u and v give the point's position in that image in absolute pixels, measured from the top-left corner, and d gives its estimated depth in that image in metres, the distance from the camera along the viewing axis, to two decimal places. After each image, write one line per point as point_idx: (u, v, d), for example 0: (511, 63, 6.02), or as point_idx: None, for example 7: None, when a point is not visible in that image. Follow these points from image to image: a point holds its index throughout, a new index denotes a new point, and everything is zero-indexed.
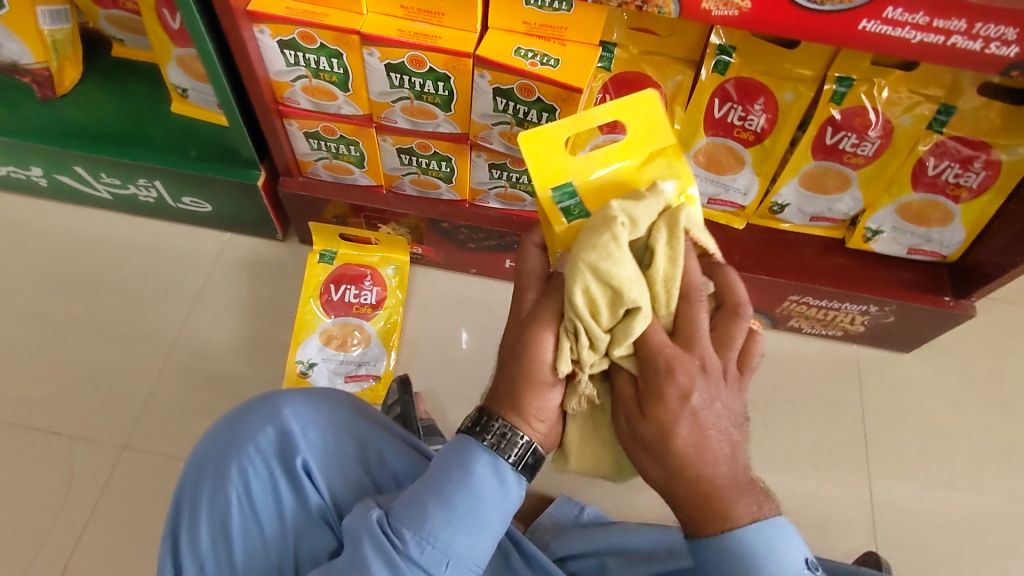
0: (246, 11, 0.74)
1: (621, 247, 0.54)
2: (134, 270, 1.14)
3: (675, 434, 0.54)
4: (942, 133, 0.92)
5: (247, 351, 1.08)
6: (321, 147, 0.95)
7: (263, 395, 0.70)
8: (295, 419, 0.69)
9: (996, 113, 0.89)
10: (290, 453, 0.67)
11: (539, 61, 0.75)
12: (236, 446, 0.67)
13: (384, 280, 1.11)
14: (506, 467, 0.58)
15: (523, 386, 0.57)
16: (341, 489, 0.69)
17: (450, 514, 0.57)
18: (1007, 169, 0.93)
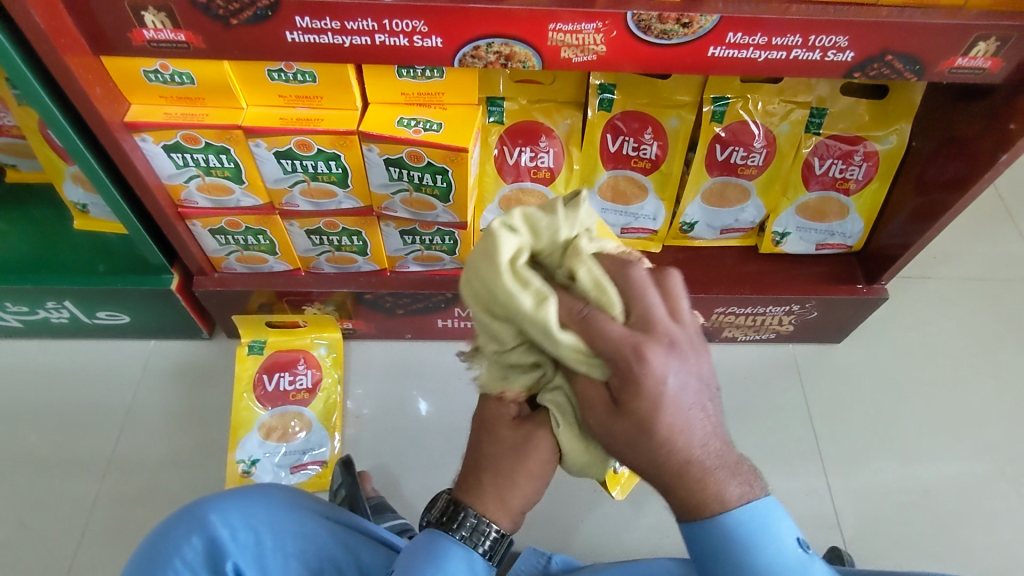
0: (124, 123, 0.75)
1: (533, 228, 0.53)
2: (56, 396, 1.09)
3: (654, 428, 0.49)
4: (820, 134, 0.99)
5: (184, 460, 1.04)
6: (229, 241, 0.95)
7: (187, 503, 0.67)
8: (221, 523, 0.65)
9: (864, 109, 0.97)
10: (219, 559, 0.64)
11: (423, 128, 0.78)
12: (159, 562, 0.63)
13: (318, 361, 1.10)
14: (477, 557, 0.57)
15: (503, 484, 0.57)
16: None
17: None
18: (884, 158, 0.99)
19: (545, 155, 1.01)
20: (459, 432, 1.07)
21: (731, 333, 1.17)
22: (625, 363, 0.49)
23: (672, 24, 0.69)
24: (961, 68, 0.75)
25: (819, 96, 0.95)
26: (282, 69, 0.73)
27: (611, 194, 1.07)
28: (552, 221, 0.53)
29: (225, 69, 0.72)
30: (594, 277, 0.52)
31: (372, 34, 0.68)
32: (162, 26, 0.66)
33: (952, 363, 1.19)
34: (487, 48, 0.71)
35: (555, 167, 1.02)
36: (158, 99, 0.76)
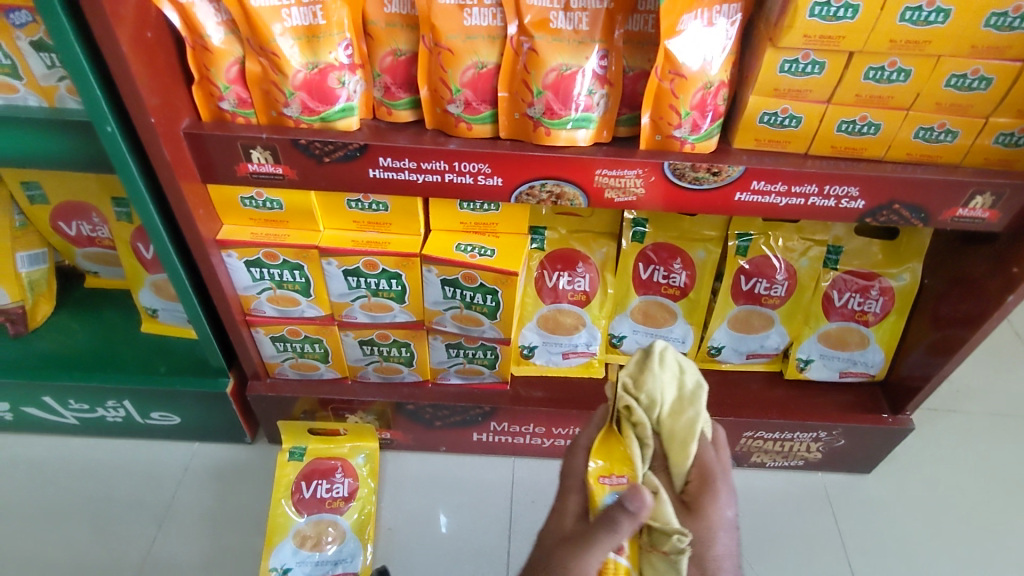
0: (216, 240, 0.85)
1: (661, 365, 0.62)
2: (99, 495, 1.12)
3: (716, 536, 0.58)
4: (838, 269, 1.07)
5: (216, 568, 1.04)
6: (286, 348, 1.02)
7: None
8: None
9: (877, 248, 1.05)
10: None
11: (478, 253, 0.87)
12: None
13: (355, 471, 1.13)
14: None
15: None
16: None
17: None
18: (900, 294, 1.06)
19: (582, 280, 1.09)
20: (490, 550, 1.07)
21: (759, 458, 1.19)
22: (712, 477, 0.58)
23: (703, 172, 0.80)
24: (963, 217, 0.83)
25: (835, 236, 1.05)
26: (360, 199, 0.84)
27: (643, 318, 1.14)
28: (666, 370, 0.62)
29: (311, 198, 0.83)
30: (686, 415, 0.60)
31: (443, 173, 0.79)
32: (265, 161, 0.77)
33: (986, 500, 1.18)
34: (540, 187, 0.81)
35: (590, 291, 1.10)
36: (247, 221, 0.86)
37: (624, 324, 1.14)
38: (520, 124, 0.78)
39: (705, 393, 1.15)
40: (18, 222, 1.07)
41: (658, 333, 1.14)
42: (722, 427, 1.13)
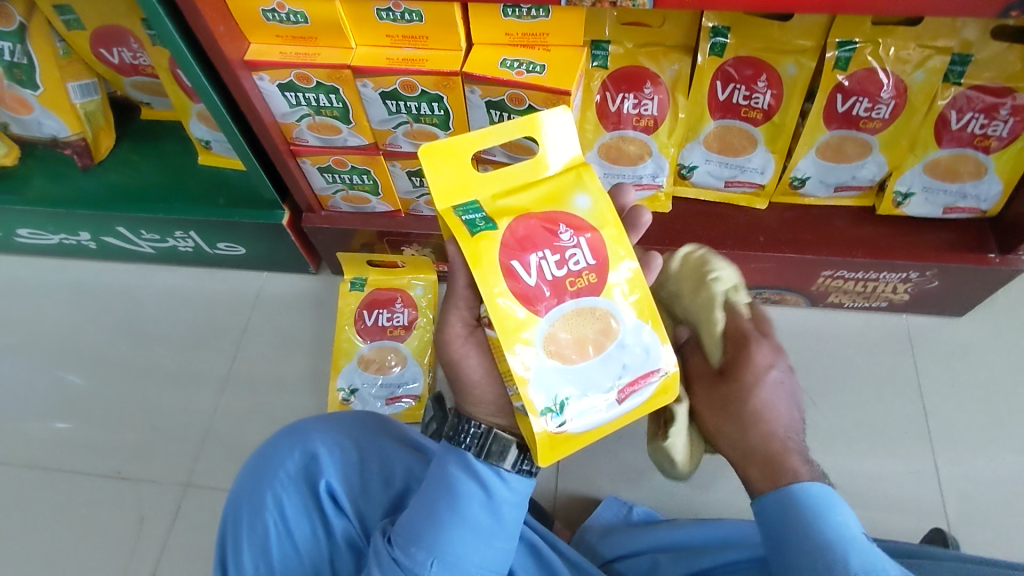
0: (244, 62, 0.79)
1: (682, 263, 0.73)
2: (182, 317, 1.20)
3: (755, 393, 0.65)
4: (961, 84, 0.89)
5: (292, 385, 1.12)
6: (336, 180, 0.99)
7: (292, 426, 0.73)
8: (323, 443, 0.70)
9: (1018, 57, 0.85)
10: (317, 476, 0.68)
11: (526, 70, 0.77)
12: (269, 473, 0.68)
13: (415, 301, 1.13)
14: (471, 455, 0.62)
15: (456, 385, 0.64)
16: (375, 512, 0.70)
17: (434, 519, 0.61)
18: None
19: (649, 103, 0.97)
20: None
21: (837, 298, 1.11)
22: (743, 339, 0.67)
23: None
24: None
25: (968, 42, 0.85)
26: (391, 8, 0.74)
27: (717, 145, 1.02)
28: (678, 270, 0.73)
29: (337, 9, 0.74)
30: (710, 300, 0.68)
31: None
32: None
33: None
34: None
35: (659, 115, 0.98)
36: (273, 38, 0.79)
37: (695, 153, 1.03)
38: None
39: (783, 230, 1.05)
40: (61, 50, 1.04)
41: (733, 164, 1.03)
42: (797, 266, 1.04)
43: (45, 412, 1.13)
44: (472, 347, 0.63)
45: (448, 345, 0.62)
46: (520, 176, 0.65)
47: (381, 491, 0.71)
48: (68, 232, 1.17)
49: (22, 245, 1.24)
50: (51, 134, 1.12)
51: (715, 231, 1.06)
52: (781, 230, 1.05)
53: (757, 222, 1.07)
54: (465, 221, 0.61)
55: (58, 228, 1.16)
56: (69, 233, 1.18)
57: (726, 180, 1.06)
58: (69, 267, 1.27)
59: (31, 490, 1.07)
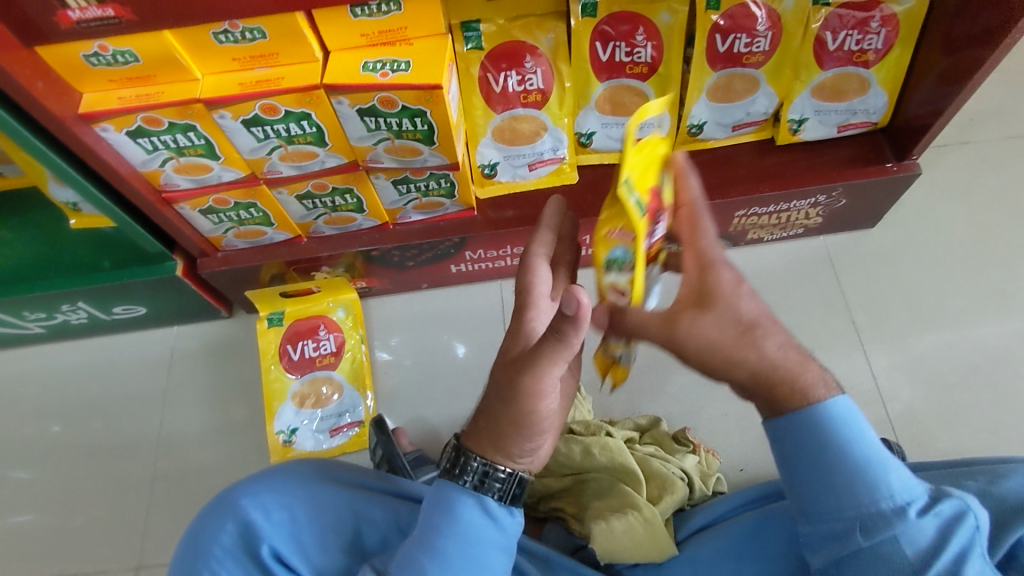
0: (80, 115, 0.71)
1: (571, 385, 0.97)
2: (91, 393, 1.10)
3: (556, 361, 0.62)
4: (830, 5, 0.89)
5: (226, 439, 1.05)
6: (223, 219, 0.92)
7: (220, 493, 0.68)
8: (254, 507, 0.65)
9: None
10: (256, 544, 0.64)
11: (390, 70, 0.72)
12: (202, 553, 0.64)
13: (338, 324, 1.07)
14: (490, 501, 0.59)
15: (513, 433, 0.57)
16: (328, 565, 0.66)
17: (446, 565, 0.58)
18: (904, 21, 0.90)
19: (533, 77, 0.94)
20: None
21: (756, 234, 1.12)
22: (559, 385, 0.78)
23: None
24: None
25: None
26: (228, 30, 0.68)
27: (611, 108, 1.00)
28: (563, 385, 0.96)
29: (168, 40, 0.68)
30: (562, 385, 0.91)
31: None
32: (87, 4, 0.61)
33: (992, 231, 1.14)
34: None
35: (546, 87, 0.95)
36: (108, 84, 0.72)
37: (590, 119, 1.01)
38: None
39: None
40: None
41: None
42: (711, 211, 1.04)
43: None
44: (554, 389, 0.56)
45: (540, 394, 0.55)
46: (654, 137, 0.57)
47: (331, 541, 0.67)
48: None
49: None
50: None
51: None
52: None
53: None
54: (641, 208, 0.52)
55: None
56: None
57: None
58: None
59: None
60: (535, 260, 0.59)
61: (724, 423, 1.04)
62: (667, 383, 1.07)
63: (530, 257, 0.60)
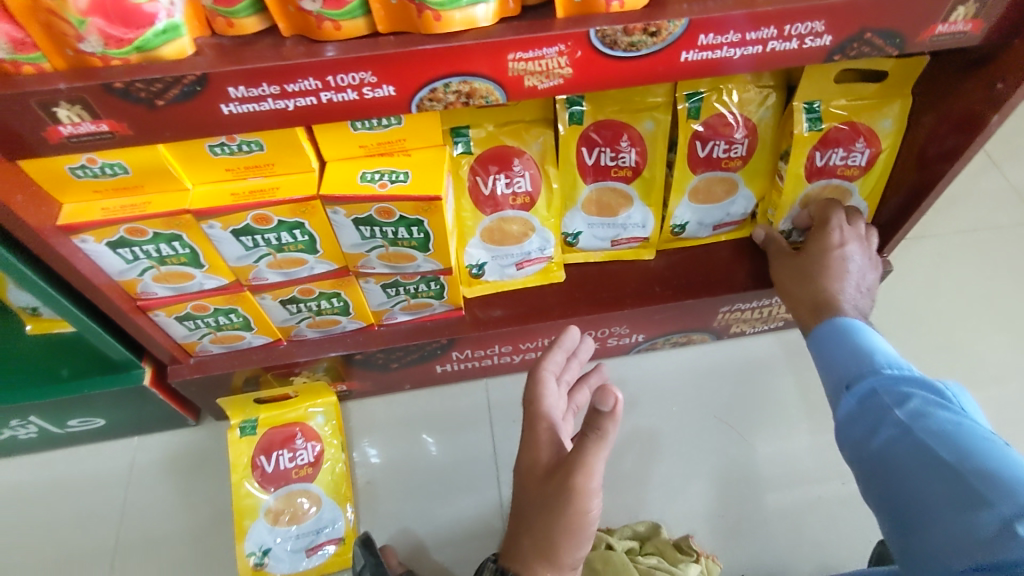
0: (57, 227, 0.68)
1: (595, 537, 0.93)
2: (37, 515, 0.99)
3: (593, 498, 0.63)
4: (823, 129, 0.92)
5: (193, 560, 0.95)
6: (200, 325, 0.88)
7: None
8: None
9: (865, 92, 0.91)
10: None
11: (389, 180, 0.72)
12: None
13: (317, 431, 1.01)
14: None
15: (562, 540, 0.62)
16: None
17: None
18: (886, 142, 0.94)
19: (522, 179, 0.95)
20: (480, 483, 1.01)
21: (738, 327, 1.13)
22: None
23: (638, 35, 0.64)
24: (943, 35, 0.70)
25: (817, 90, 0.90)
26: (224, 142, 0.67)
27: (597, 208, 1.01)
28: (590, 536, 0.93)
29: (160, 153, 0.66)
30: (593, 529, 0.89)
31: (317, 93, 0.62)
32: (79, 120, 0.59)
33: (962, 321, 1.17)
34: (444, 89, 0.65)
35: (533, 190, 0.96)
36: (92, 194, 0.69)
37: (576, 219, 1.01)
38: (399, 11, 0.60)
39: (676, 274, 1.05)
40: None
41: (614, 223, 1.02)
42: (697, 308, 1.04)
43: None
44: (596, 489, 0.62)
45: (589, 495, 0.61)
46: None
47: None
48: None
49: None
50: None
51: (612, 292, 1.03)
52: (674, 275, 1.05)
53: (649, 272, 1.05)
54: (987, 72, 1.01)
55: None
56: None
57: (612, 240, 1.04)
58: None
59: None
60: (543, 371, 0.70)
61: (720, 526, 1.00)
62: (660, 485, 1.03)
63: (538, 371, 0.71)
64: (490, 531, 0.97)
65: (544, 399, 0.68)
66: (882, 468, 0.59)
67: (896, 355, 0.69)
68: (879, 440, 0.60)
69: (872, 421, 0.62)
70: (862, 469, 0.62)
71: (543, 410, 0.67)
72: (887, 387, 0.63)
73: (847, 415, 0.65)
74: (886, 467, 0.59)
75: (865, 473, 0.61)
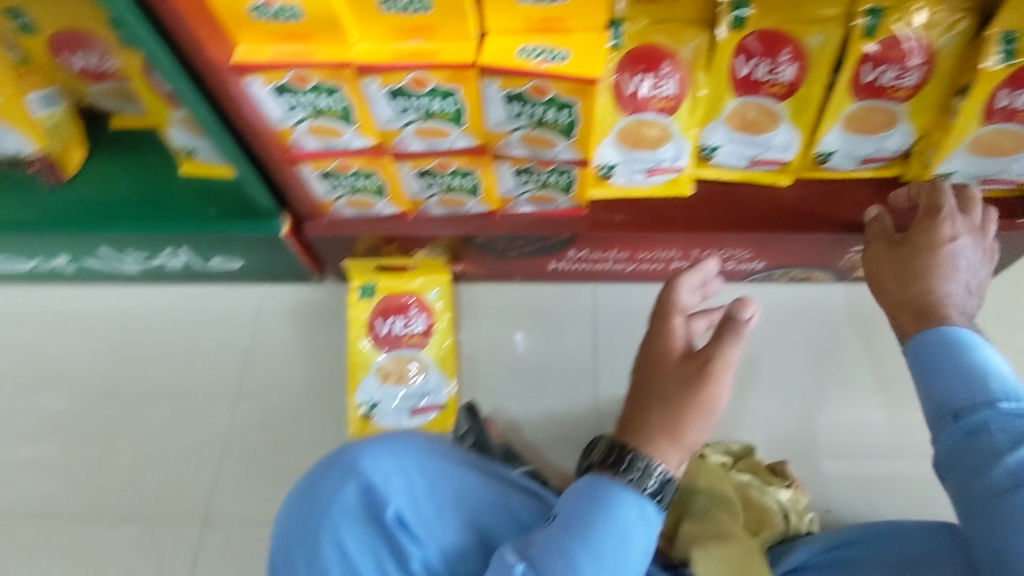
0: (233, 65, 0.72)
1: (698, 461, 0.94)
2: (178, 338, 1.11)
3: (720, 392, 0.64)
4: (1016, 65, 0.80)
5: (309, 400, 1.05)
6: (339, 185, 0.92)
7: (336, 452, 0.68)
8: (375, 470, 0.66)
9: None
10: (379, 506, 0.65)
11: (547, 58, 0.70)
12: (320, 509, 0.64)
13: (430, 305, 1.06)
14: (649, 504, 0.62)
15: (692, 421, 0.62)
16: (448, 541, 0.66)
17: (601, 559, 0.61)
18: None
19: (667, 83, 0.90)
20: (576, 378, 1.05)
21: (865, 271, 1.08)
22: None
23: None
24: None
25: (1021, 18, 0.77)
26: None
27: (740, 124, 0.96)
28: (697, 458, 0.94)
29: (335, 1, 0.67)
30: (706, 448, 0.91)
31: None
32: None
33: None
34: None
35: (677, 95, 0.91)
36: (264, 37, 0.72)
37: (717, 133, 0.97)
38: None
39: (810, 205, 1.01)
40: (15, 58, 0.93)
41: (756, 142, 0.97)
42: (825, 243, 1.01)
43: (33, 445, 1.06)
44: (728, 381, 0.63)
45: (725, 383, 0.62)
46: None
47: (449, 518, 0.67)
48: (46, 256, 1.07)
49: None
50: (13, 152, 1.00)
51: (739, 214, 1.01)
52: (808, 205, 1.01)
53: (780, 200, 1.02)
54: None
55: (34, 252, 1.06)
56: (47, 257, 1.07)
57: (749, 160, 1.00)
58: (47, 292, 1.16)
59: (49, 535, 1.00)
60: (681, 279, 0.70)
61: (807, 461, 1.00)
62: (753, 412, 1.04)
63: (676, 277, 0.71)
64: (580, 424, 1.02)
65: (682, 301, 0.69)
66: (988, 511, 0.59)
67: (1010, 377, 0.64)
68: (986, 481, 0.60)
69: (979, 461, 0.60)
70: (964, 508, 0.61)
71: (675, 308, 0.68)
72: (1002, 424, 0.61)
73: (948, 446, 0.63)
74: (994, 512, 0.59)
75: (964, 510, 0.61)
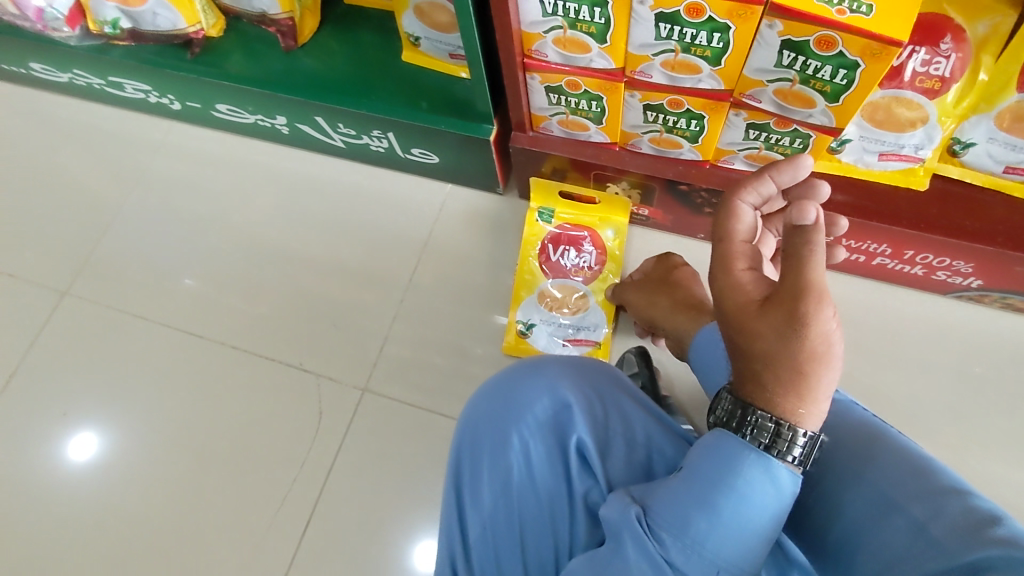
0: None
1: None
2: (363, 217, 1.16)
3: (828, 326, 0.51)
4: None
5: (473, 304, 1.08)
6: (560, 101, 0.89)
7: (535, 364, 0.70)
8: (572, 391, 0.67)
9: None
10: (567, 427, 0.66)
11: (850, 8, 0.63)
12: (516, 411, 0.67)
13: (604, 243, 1.07)
14: (780, 465, 0.54)
15: (810, 372, 0.50)
16: (621, 477, 0.66)
17: (717, 521, 0.54)
18: None
19: (944, 61, 0.76)
20: None
21: None
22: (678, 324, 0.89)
23: None
24: None
25: None
26: None
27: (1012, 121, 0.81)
28: None
29: None
30: None
31: None
32: None
33: None
34: None
35: (951, 77, 0.77)
36: None
37: (979, 129, 0.83)
38: None
39: None
40: None
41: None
42: None
43: (215, 285, 1.14)
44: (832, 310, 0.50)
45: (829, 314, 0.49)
46: None
47: (623, 456, 0.67)
48: (266, 114, 1.13)
49: (214, 119, 1.21)
50: (261, 9, 1.04)
51: (975, 223, 0.91)
52: None
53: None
54: None
55: (256, 108, 1.12)
56: (266, 115, 1.14)
57: (1007, 165, 0.86)
58: (256, 147, 1.23)
59: (219, 366, 1.09)
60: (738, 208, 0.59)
61: None
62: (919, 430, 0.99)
63: (731, 201, 0.60)
64: None
65: (738, 236, 0.58)
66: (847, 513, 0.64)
67: None
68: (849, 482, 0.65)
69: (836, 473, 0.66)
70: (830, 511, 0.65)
71: (735, 246, 0.58)
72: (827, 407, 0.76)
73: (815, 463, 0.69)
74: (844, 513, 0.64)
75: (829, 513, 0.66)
